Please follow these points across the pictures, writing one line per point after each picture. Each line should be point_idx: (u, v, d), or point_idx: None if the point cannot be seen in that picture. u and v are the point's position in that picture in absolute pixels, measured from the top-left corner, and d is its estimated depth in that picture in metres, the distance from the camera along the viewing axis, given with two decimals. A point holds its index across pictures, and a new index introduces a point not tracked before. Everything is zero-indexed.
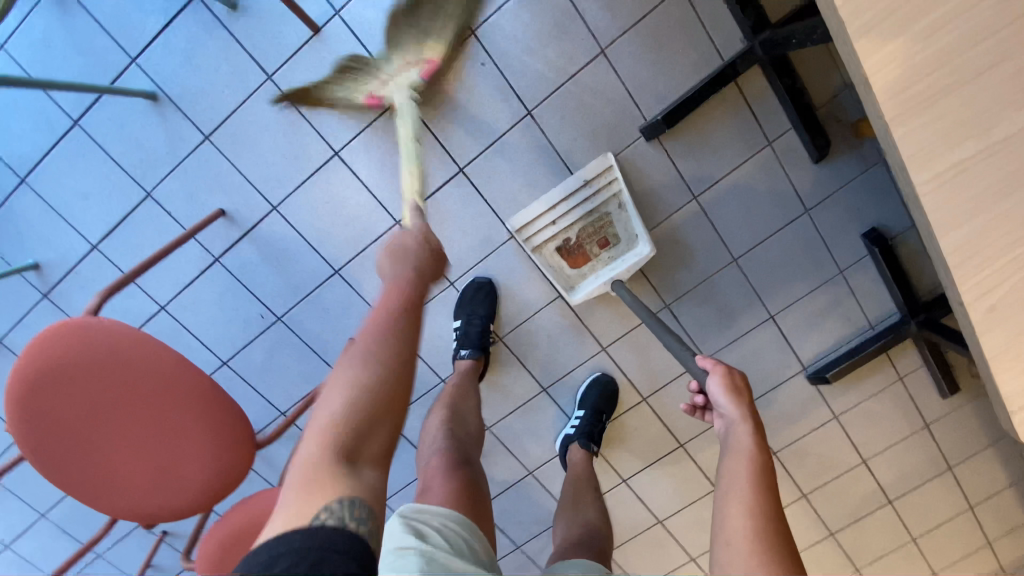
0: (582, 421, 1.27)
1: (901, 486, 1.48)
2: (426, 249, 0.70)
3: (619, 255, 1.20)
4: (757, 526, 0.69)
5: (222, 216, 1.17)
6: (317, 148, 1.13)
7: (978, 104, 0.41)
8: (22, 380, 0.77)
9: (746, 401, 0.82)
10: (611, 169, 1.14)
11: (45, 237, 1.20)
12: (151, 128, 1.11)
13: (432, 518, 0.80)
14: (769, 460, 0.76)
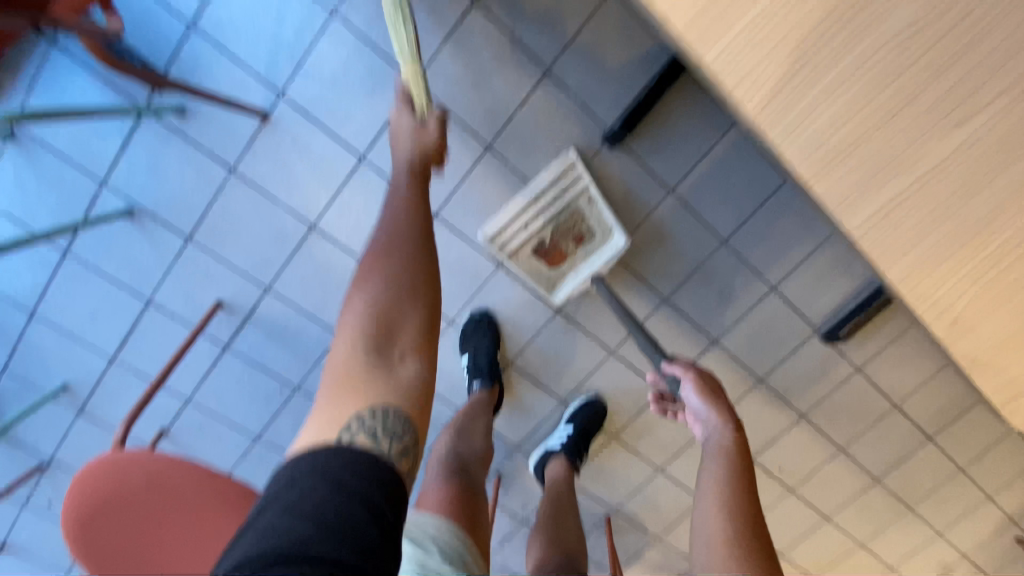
0: (569, 438, 1.30)
1: (940, 421, 1.47)
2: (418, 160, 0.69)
3: (596, 249, 1.20)
4: (736, 531, 0.67)
5: (221, 306, 1.21)
6: (293, 225, 1.15)
7: (892, 142, 0.48)
8: (76, 500, 0.82)
9: (725, 403, 0.80)
10: (575, 164, 1.12)
11: (64, 361, 1.26)
12: (136, 242, 1.15)
13: (429, 529, 0.83)
14: (748, 464, 0.74)
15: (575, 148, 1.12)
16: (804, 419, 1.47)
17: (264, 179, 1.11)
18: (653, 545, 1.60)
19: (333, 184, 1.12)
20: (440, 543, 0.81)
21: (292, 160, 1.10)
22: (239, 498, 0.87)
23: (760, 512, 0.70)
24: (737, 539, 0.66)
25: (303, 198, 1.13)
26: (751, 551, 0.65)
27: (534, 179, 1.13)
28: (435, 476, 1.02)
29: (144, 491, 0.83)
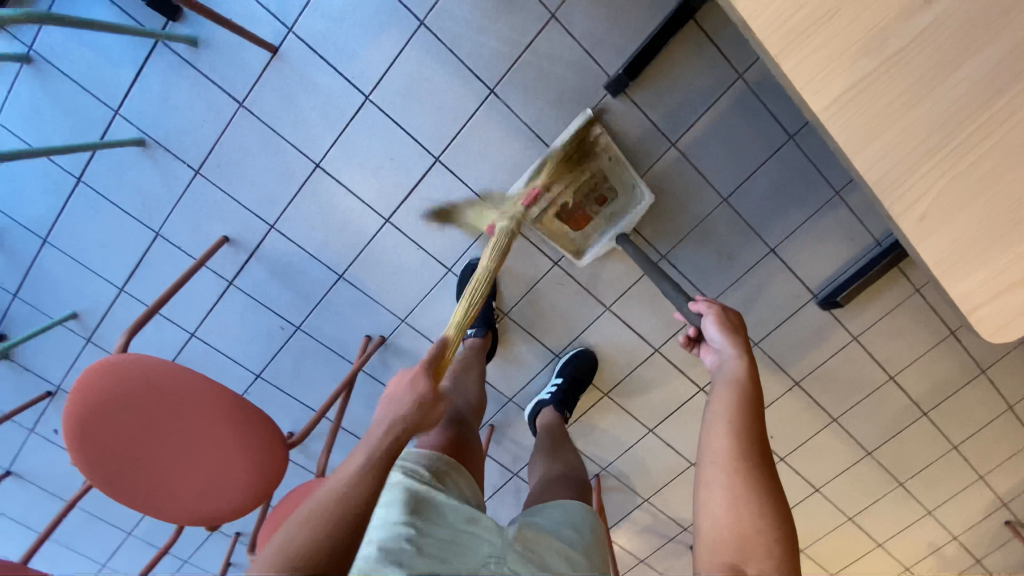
0: (557, 388, 1.33)
1: (934, 396, 1.49)
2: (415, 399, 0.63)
3: (620, 209, 1.21)
4: (742, 451, 0.63)
5: (227, 242, 1.24)
6: (298, 162, 1.17)
7: (861, 23, 0.45)
8: (108, 384, 0.86)
9: (744, 338, 0.77)
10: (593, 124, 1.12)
11: (75, 288, 1.30)
12: (146, 172, 1.19)
13: (418, 457, 0.81)
14: (761, 392, 0.69)
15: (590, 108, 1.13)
16: (797, 387, 1.47)
17: (272, 115, 1.13)
18: (642, 507, 1.62)
19: (337, 122, 1.14)
20: (430, 464, 0.80)
21: (299, 98, 1.12)
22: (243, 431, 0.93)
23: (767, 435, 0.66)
24: (742, 459, 0.63)
25: (308, 134, 1.15)
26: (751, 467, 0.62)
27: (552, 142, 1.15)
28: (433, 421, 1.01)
29: (151, 401, 0.87)
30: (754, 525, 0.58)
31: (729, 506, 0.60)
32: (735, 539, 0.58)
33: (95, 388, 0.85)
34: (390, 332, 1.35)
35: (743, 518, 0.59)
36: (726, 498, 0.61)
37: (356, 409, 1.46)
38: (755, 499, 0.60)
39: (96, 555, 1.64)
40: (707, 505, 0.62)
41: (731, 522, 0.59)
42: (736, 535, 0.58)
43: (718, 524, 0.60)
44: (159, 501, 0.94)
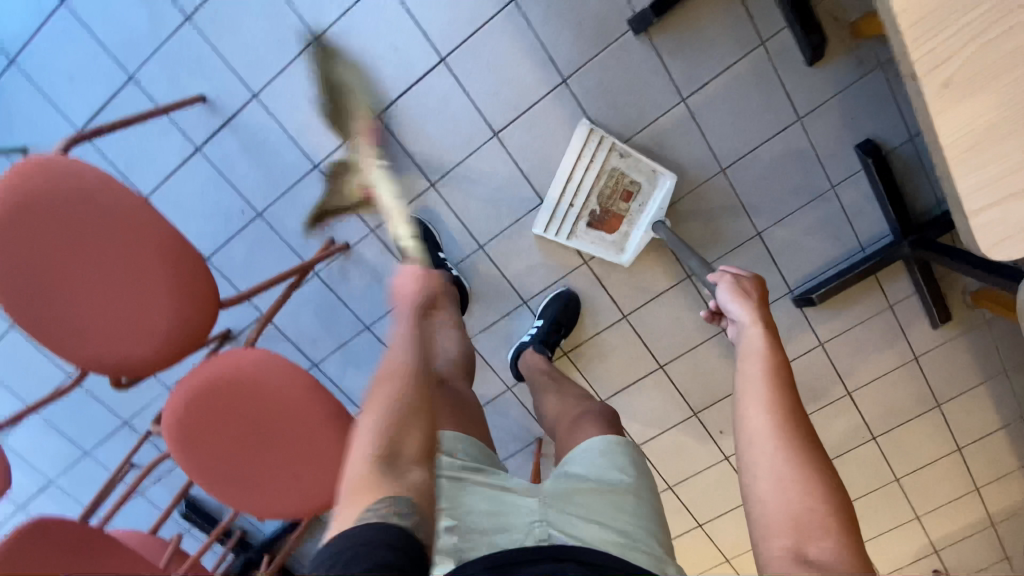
0: (539, 328, 1.28)
1: (887, 421, 1.48)
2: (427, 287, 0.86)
3: (648, 197, 1.22)
4: (786, 430, 0.66)
5: (203, 103, 1.16)
6: (298, 32, 1.12)
7: None
8: (37, 186, 0.77)
9: (760, 306, 0.79)
10: (593, 131, 1.16)
11: (27, 120, 1.19)
12: (133, 6, 1.11)
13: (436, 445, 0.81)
14: (785, 359, 0.73)
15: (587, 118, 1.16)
16: None
17: None
18: None
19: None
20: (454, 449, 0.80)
21: None
22: (180, 273, 0.85)
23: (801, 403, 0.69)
24: (786, 437, 0.66)
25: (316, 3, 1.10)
26: (799, 449, 0.64)
27: (569, 78, 1.14)
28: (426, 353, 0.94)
29: (84, 216, 0.79)
30: (805, 500, 0.61)
31: (776, 487, 0.63)
32: (790, 517, 0.60)
33: (24, 185, 0.76)
34: (356, 241, 1.28)
35: (791, 497, 0.61)
36: (773, 478, 0.63)
37: (304, 320, 1.36)
38: (809, 475, 0.62)
39: None
40: (754, 490, 0.64)
41: (783, 501, 0.62)
42: (787, 511, 0.61)
43: (769, 505, 0.62)
44: (67, 335, 0.84)
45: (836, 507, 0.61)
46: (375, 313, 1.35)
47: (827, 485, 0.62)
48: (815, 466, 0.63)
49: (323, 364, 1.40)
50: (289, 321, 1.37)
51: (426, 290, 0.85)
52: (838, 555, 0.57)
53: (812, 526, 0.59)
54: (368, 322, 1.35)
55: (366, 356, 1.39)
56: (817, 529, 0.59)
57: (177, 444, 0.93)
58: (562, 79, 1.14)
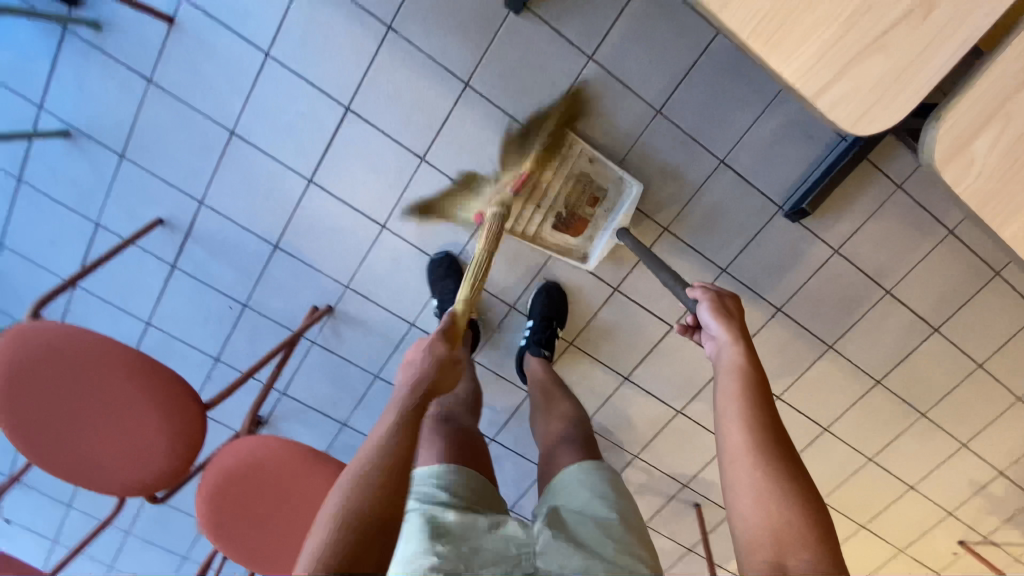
0: (532, 331, 1.26)
1: (943, 309, 1.32)
2: (438, 364, 0.66)
3: (614, 203, 1.21)
4: (762, 443, 0.61)
5: (161, 224, 1.25)
6: (215, 133, 1.17)
7: None
8: (40, 347, 0.87)
9: (740, 323, 0.73)
10: (566, 134, 1.13)
11: (33, 288, 1.33)
12: (76, 163, 1.20)
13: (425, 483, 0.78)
14: (763, 381, 0.67)
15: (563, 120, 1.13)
16: (781, 313, 1.33)
17: (179, 87, 1.14)
18: (634, 465, 1.52)
19: (244, 86, 1.13)
20: (447, 485, 0.78)
21: (202, 65, 1.12)
22: (170, 402, 0.94)
23: (779, 416, 0.64)
24: (764, 451, 0.61)
25: (220, 102, 1.15)
26: (770, 452, 0.61)
27: (471, 79, 1.12)
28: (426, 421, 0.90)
29: (77, 367, 0.89)
30: (786, 518, 0.56)
31: (758, 502, 0.58)
32: (769, 535, 0.56)
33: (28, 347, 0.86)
34: (335, 301, 1.32)
35: (771, 511, 0.57)
36: (751, 493, 0.59)
37: (318, 387, 1.43)
38: (785, 486, 0.58)
39: (102, 557, 1.65)
40: (737, 507, 0.59)
41: (763, 516, 0.57)
42: (770, 530, 0.56)
43: (750, 523, 0.57)
44: (68, 472, 0.91)
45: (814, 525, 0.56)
46: (379, 360, 1.39)
47: (805, 501, 0.57)
48: (790, 475, 0.59)
49: (351, 419, 1.47)
50: (307, 392, 1.44)
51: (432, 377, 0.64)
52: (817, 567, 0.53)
53: (792, 542, 0.55)
54: (376, 371, 1.41)
55: (384, 402, 1.45)
56: (796, 542, 0.55)
57: (218, 536, 0.99)
58: (463, 83, 1.13)
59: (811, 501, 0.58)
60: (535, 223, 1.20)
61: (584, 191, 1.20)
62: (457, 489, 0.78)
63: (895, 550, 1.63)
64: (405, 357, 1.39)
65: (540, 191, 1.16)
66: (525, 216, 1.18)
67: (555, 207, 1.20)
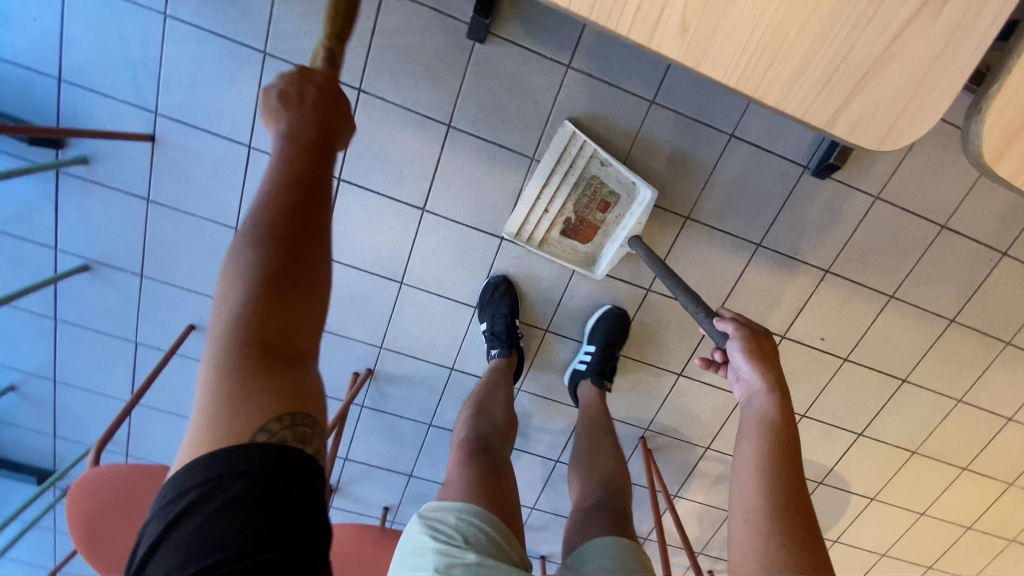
0: (593, 359, 1.24)
1: (1008, 230, 1.21)
2: (320, 103, 0.58)
3: (625, 210, 1.16)
4: (776, 509, 0.62)
5: (194, 329, 1.27)
6: (220, 234, 1.18)
7: None
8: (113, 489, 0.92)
9: (774, 366, 0.72)
10: (575, 137, 1.08)
11: (94, 412, 1.38)
12: (102, 291, 1.24)
13: (447, 516, 0.77)
14: (792, 435, 0.68)
15: (571, 120, 1.08)
16: (830, 274, 1.24)
17: (177, 199, 1.15)
18: (706, 457, 1.47)
19: (236, 182, 1.13)
20: (463, 525, 0.75)
21: (193, 173, 1.13)
22: None
23: (801, 483, 0.64)
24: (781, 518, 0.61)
25: (218, 203, 1.15)
26: (784, 524, 0.61)
27: (452, 120, 1.08)
28: (459, 453, 0.97)
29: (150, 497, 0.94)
30: None
31: (764, 575, 0.57)
32: None
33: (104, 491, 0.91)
34: (373, 363, 1.32)
35: None
36: (757, 562, 0.59)
37: (377, 446, 1.45)
38: (796, 561, 0.57)
39: None
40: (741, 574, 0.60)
41: None
42: None
43: None
44: None
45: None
46: (428, 410, 1.39)
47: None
48: (802, 548, 0.59)
49: (415, 469, 1.48)
50: (368, 453, 1.45)
51: (317, 116, 0.57)
52: None
53: None
54: (428, 420, 1.41)
55: (443, 447, 1.45)
56: None
57: None
58: (446, 126, 1.09)
59: None
60: (540, 228, 1.18)
61: (594, 194, 1.15)
62: (477, 533, 0.75)
63: (1005, 486, 1.53)
64: (453, 401, 1.39)
65: (547, 197, 1.14)
66: (532, 224, 1.17)
67: (564, 210, 1.17)
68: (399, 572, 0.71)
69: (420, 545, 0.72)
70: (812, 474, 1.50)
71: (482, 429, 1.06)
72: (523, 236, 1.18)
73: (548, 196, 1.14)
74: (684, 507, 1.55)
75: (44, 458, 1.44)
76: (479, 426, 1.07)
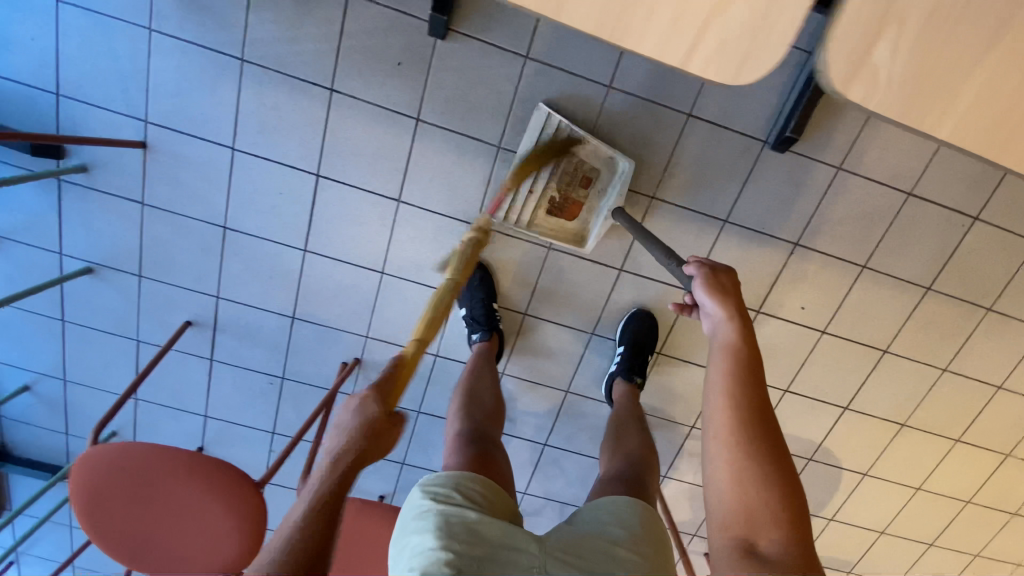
0: (622, 358, 1.31)
1: (976, 195, 1.22)
2: (366, 427, 0.69)
3: (607, 183, 1.20)
4: (746, 421, 0.69)
5: (191, 325, 1.34)
6: (208, 232, 1.25)
7: None
8: (109, 463, 0.98)
9: (735, 298, 0.77)
10: (551, 118, 1.12)
11: (102, 409, 1.46)
12: (104, 292, 1.32)
13: (441, 481, 0.81)
14: (754, 354, 0.74)
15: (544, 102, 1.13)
16: (799, 247, 1.27)
17: (169, 201, 1.22)
18: (692, 436, 1.49)
19: (222, 183, 1.20)
20: (459, 487, 0.80)
21: (182, 176, 1.20)
22: (226, 483, 1.01)
23: (764, 395, 0.71)
24: (738, 435, 0.68)
25: (206, 203, 1.22)
26: (755, 435, 0.68)
27: (420, 113, 1.14)
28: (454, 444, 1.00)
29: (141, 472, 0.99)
30: (758, 496, 0.65)
31: (736, 481, 0.67)
32: (742, 512, 0.66)
33: (99, 465, 0.97)
34: (360, 352, 1.38)
35: (748, 491, 0.66)
36: (730, 469, 0.67)
37: None
38: (763, 464, 0.67)
39: None
40: (717, 480, 0.68)
41: (739, 493, 0.66)
42: (742, 506, 0.66)
43: (727, 495, 0.67)
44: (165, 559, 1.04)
45: (784, 494, 0.65)
46: (416, 397, 1.44)
47: (778, 476, 0.66)
48: (770, 454, 0.67)
49: (408, 456, 1.53)
50: None
51: (351, 444, 0.68)
52: (785, 548, 0.63)
53: (760, 519, 0.65)
54: (417, 407, 1.45)
55: (433, 434, 1.50)
56: (766, 524, 0.64)
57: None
58: (414, 119, 1.15)
59: (784, 479, 0.66)
60: (526, 210, 1.22)
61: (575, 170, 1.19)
62: (471, 491, 0.80)
63: (1001, 457, 1.51)
64: (440, 388, 1.43)
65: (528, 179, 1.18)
66: (517, 206, 1.21)
67: (548, 190, 1.21)
68: (404, 535, 0.76)
69: (421, 509, 0.77)
70: (801, 451, 1.51)
71: (473, 418, 1.09)
72: (510, 220, 1.22)
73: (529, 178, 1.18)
74: (675, 488, 1.57)
75: (57, 454, 1.52)
76: (472, 415, 1.10)
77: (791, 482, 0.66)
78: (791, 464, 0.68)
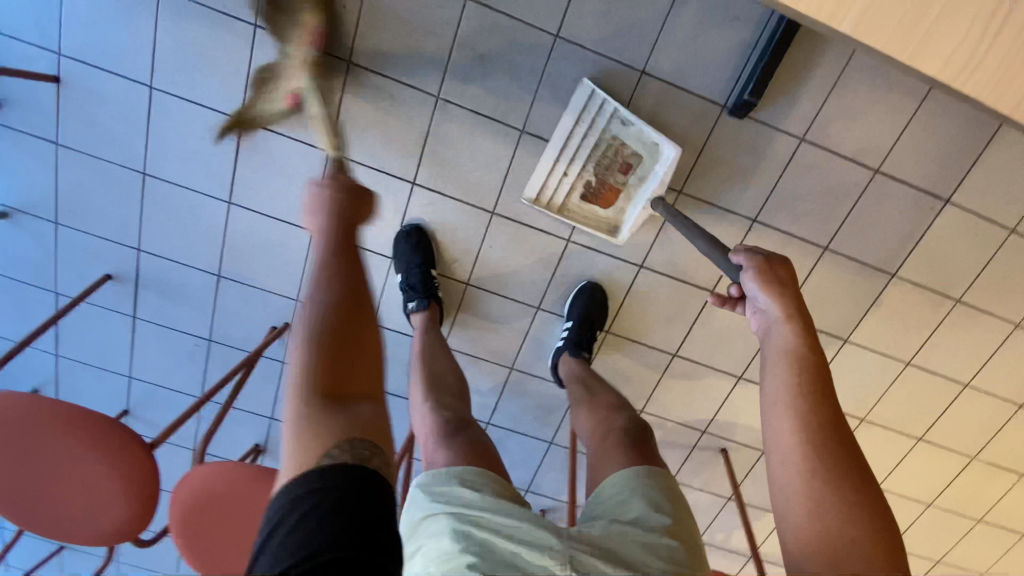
0: (571, 331, 1.24)
1: (949, 175, 1.14)
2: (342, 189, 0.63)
3: (649, 171, 1.13)
4: (816, 447, 0.64)
5: (111, 279, 1.27)
6: (128, 179, 1.17)
7: None
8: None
9: (790, 292, 0.72)
10: (595, 94, 1.07)
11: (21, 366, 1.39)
12: (20, 239, 1.24)
13: (448, 479, 0.71)
14: (819, 358, 0.69)
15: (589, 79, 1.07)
16: (757, 224, 1.19)
17: (86, 142, 1.14)
18: None
19: (142, 125, 1.12)
20: (469, 483, 0.70)
21: (98, 115, 1.12)
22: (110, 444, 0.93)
23: (837, 411, 0.66)
24: (817, 450, 0.63)
25: (124, 146, 1.14)
26: (830, 464, 0.63)
27: (352, 56, 1.06)
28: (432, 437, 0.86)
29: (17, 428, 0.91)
30: (846, 532, 0.59)
31: (815, 514, 0.61)
32: (826, 548, 0.59)
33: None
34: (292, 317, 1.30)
35: (830, 525, 0.60)
36: (807, 504, 0.62)
37: None
38: (843, 496, 0.61)
39: None
40: (793, 513, 0.62)
41: (819, 525, 0.60)
42: (824, 542, 0.59)
43: (806, 528, 0.61)
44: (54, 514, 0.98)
45: (871, 528, 0.59)
46: None
47: (863, 510, 0.60)
48: (851, 483, 0.62)
49: None
50: None
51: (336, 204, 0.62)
52: None
53: (848, 556, 0.57)
54: None
55: None
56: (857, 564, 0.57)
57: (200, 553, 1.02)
58: (346, 63, 1.06)
59: (871, 512, 0.60)
60: (562, 189, 1.16)
61: (615, 152, 1.12)
62: (477, 484, 0.70)
63: (966, 459, 1.44)
64: None
65: (564, 160, 1.13)
66: (551, 186, 1.16)
67: (588, 170, 1.14)
68: (417, 542, 0.66)
69: (428, 514, 0.67)
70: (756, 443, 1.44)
71: (447, 403, 0.96)
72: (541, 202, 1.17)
73: (567, 155, 1.13)
74: None
75: None
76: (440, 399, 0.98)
77: (878, 511, 0.61)
78: (877, 495, 0.62)
